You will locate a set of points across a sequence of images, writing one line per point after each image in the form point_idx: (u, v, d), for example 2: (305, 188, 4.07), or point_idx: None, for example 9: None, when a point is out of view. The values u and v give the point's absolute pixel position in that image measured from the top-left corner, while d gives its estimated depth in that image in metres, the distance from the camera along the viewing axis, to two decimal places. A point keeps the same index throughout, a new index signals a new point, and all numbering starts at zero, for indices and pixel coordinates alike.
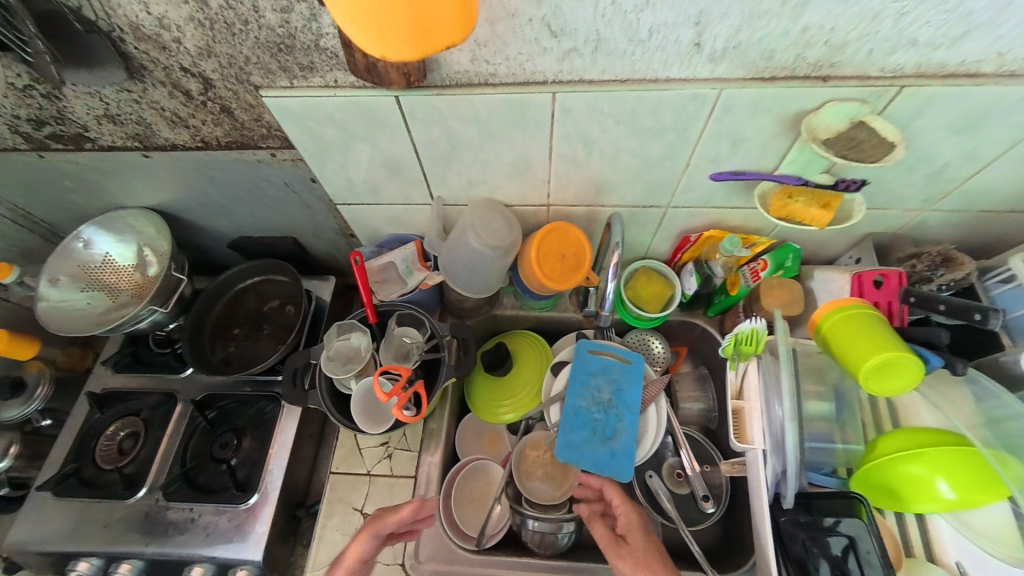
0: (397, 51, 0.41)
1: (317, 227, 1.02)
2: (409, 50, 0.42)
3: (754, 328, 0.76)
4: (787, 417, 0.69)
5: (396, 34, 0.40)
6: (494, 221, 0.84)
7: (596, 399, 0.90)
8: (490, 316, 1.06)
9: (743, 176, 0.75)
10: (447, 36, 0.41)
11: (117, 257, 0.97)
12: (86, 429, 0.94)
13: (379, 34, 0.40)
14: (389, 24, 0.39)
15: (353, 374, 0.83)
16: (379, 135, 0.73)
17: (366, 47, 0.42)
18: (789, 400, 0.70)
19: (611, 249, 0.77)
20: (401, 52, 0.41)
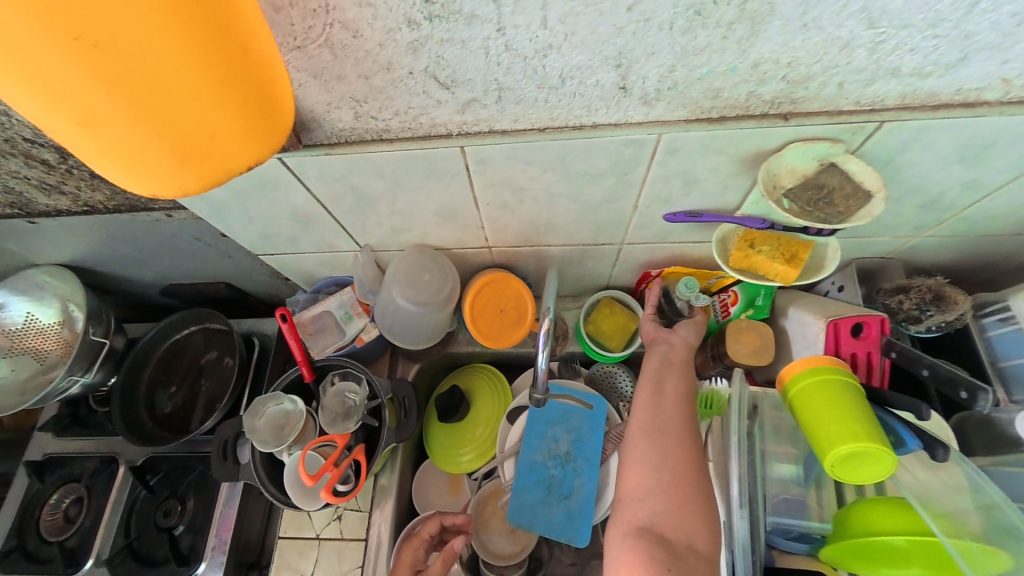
0: (166, 179, 0.32)
1: (248, 272, 0.94)
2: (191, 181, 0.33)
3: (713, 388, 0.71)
4: (735, 503, 0.61)
5: (161, 171, 0.31)
6: (424, 274, 0.76)
7: (552, 452, 0.85)
8: (444, 355, 0.99)
9: (700, 218, 0.65)
10: (241, 157, 0.33)
11: (39, 317, 0.90)
12: (27, 498, 0.91)
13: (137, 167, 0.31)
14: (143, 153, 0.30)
15: (285, 444, 0.77)
16: (275, 193, 0.64)
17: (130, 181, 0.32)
18: (738, 484, 0.62)
19: (542, 314, 0.67)
20: (171, 185, 0.33)
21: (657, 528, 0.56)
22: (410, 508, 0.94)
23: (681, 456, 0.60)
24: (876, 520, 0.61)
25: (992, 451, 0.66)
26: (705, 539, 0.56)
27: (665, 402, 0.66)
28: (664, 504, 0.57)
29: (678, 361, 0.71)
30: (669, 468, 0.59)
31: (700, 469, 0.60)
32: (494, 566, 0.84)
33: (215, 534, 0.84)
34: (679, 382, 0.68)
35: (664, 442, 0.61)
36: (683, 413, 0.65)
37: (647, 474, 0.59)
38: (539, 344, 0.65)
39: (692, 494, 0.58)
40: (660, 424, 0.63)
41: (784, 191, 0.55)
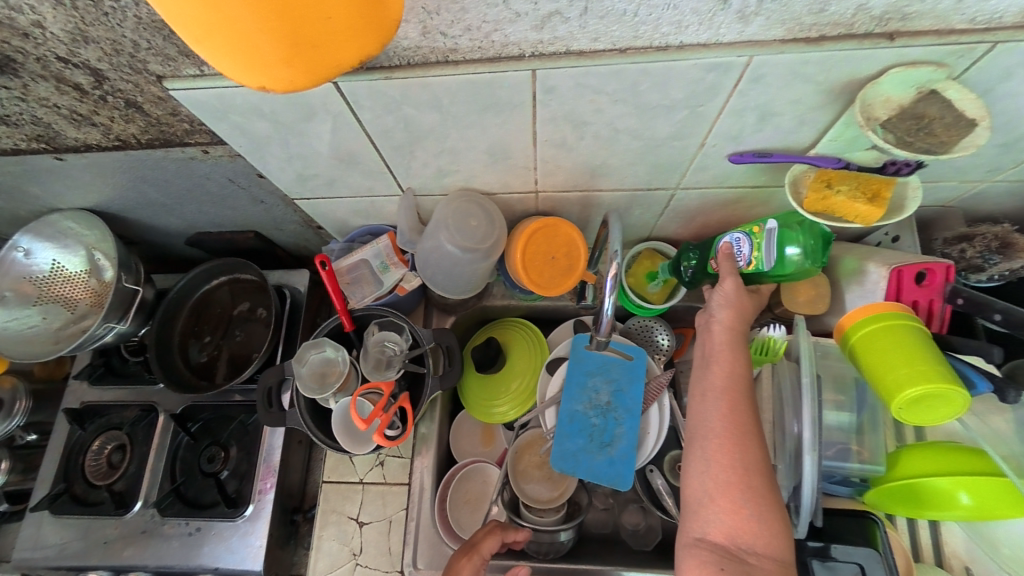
0: (268, 70, 0.32)
1: (277, 221, 0.91)
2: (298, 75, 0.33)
3: (774, 335, 0.70)
4: (804, 447, 0.58)
5: (272, 60, 0.31)
6: (471, 218, 0.72)
7: (593, 402, 0.84)
8: (479, 308, 0.97)
9: (768, 158, 0.62)
10: (348, 53, 0.33)
11: (65, 265, 0.88)
12: (70, 446, 0.92)
13: (238, 54, 0.30)
14: (243, 36, 0.29)
15: (330, 391, 0.76)
16: (324, 125, 0.60)
17: (227, 71, 0.32)
18: (809, 427, 0.58)
19: (608, 258, 0.66)
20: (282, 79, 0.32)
21: (713, 536, 0.53)
22: (447, 457, 0.94)
23: (732, 460, 0.54)
24: (934, 464, 0.61)
25: None
26: (773, 544, 0.51)
27: (705, 403, 0.59)
28: (717, 513, 0.53)
29: (720, 351, 0.62)
30: (716, 477, 0.54)
31: (759, 474, 0.54)
32: (533, 509, 0.81)
33: (261, 479, 0.84)
34: (726, 379, 0.60)
35: (707, 447, 0.56)
36: (728, 412, 0.57)
37: (694, 481, 0.56)
38: (608, 289, 0.67)
39: (752, 502, 0.52)
40: (704, 425, 0.58)
41: (879, 122, 0.51)
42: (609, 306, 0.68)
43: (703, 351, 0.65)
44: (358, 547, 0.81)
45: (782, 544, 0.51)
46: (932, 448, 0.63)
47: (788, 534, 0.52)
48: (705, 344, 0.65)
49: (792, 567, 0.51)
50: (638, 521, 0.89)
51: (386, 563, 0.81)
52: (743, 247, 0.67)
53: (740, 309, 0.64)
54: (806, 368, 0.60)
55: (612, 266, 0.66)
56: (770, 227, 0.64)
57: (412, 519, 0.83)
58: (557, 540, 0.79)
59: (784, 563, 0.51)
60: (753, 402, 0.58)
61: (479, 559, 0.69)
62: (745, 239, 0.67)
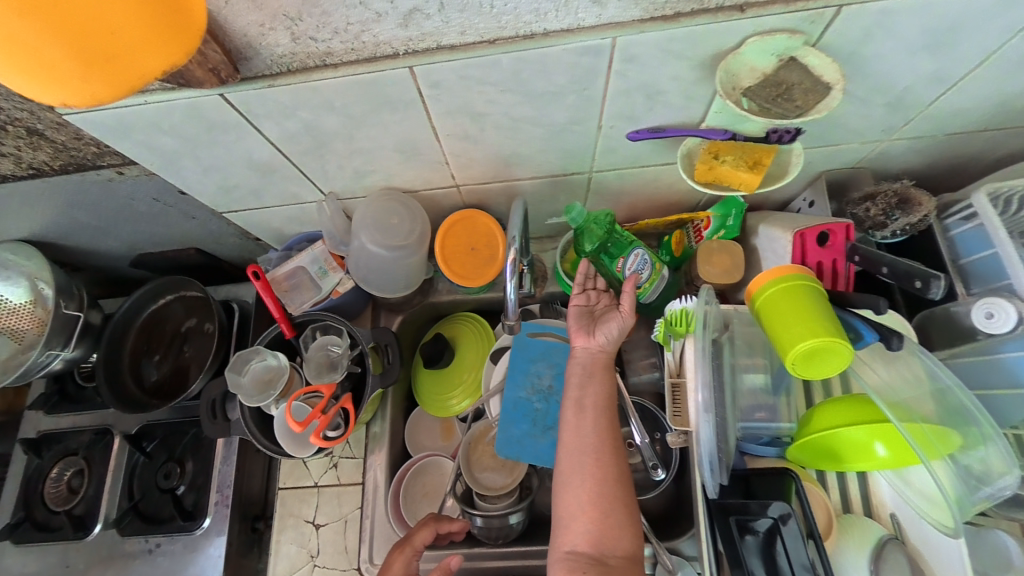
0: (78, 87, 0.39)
1: (216, 235, 0.92)
2: (98, 85, 0.40)
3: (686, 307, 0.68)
4: (700, 409, 0.60)
5: (70, 77, 0.38)
6: (392, 217, 0.74)
7: (536, 387, 0.86)
8: (426, 306, 0.98)
9: (662, 134, 0.64)
10: (147, 63, 0.41)
11: (11, 297, 0.88)
12: (28, 474, 0.92)
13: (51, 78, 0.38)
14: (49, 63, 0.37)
15: (273, 398, 0.78)
16: (227, 137, 0.62)
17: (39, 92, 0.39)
18: (704, 391, 0.60)
19: (509, 244, 0.65)
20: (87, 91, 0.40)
21: (581, 546, 0.61)
22: (405, 453, 0.95)
23: (600, 474, 0.64)
24: (845, 416, 0.63)
25: (951, 344, 0.68)
26: (628, 545, 0.61)
27: (584, 421, 0.68)
28: (586, 523, 0.62)
29: (598, 373, 0.71)
30: (588, 492, 0.63)
31: (619, 483, 0.64)
32: (487, 497, 0.82)
33: (217, 491, 0.85)
34: (601, 398, 0.69)
35: (582, 464, 0.65)
36: (602, 430, 0.67)
37: (568, 497, 0.64)
38: (508, 274, 0.66)
39: (612, 509, 0.62)
40: (579, 445, 0.66)
41: (743, 92, 0.55)
42: (513, 294, 0.67)
43: (581, 365, 0.73)
44: (315, 548, 0.83)
45: (634, 543, 0.62)
46: (845, 403, 0.64)
47: (640, 533, 0.63)
48: (586, 364, 0.73)
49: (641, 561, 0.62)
50: None
51: (343, 561, 0.82)
52: (643, 272, 0.81)
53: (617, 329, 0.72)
54: (700, 335, 0.62)
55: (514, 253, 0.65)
56: (667, 267, 0.80)
57: (368, 517, 0.85)
58: (507, 524, 0.80)
59: (633, 559, 0.61)
60: (614, 420, 0.68)
61: (412, 552, 0.72)
62: (648, 266, 0.81)
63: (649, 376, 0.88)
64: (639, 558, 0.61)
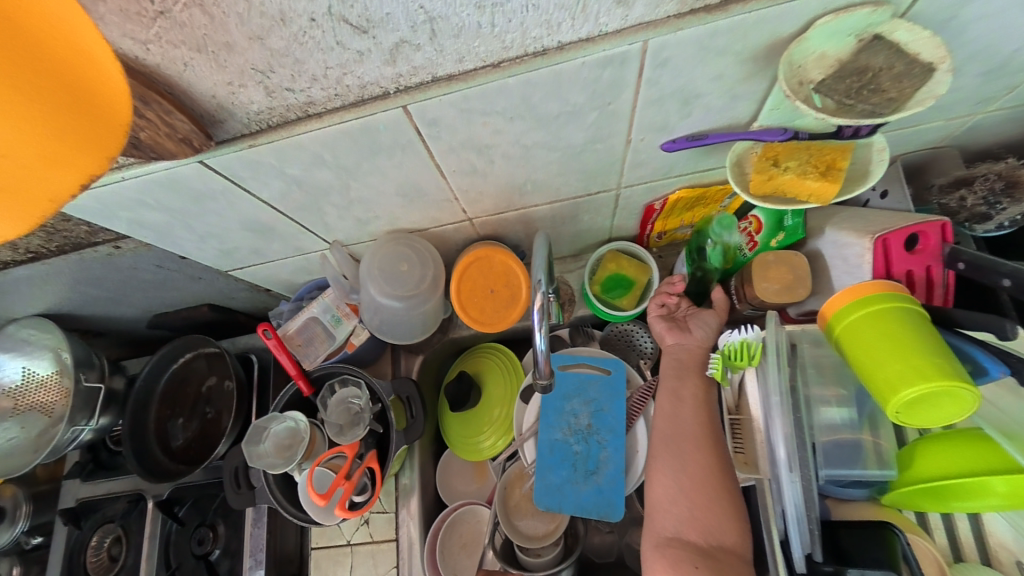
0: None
1: (225, 291, 0.88)
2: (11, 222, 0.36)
3: (745, 339, 0.59)
4: (784, 466, 0.51)
5: None
6: (400, 263, 0.67)
7: (573, 428, 0.76)
8: (447, 342, 0.92)
9: (703, 141, 0.54)
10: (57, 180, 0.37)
11: (36, 369, 0.85)
12: (70, 546, 0.91)
13: None
14: None
15: (296, 462, 0.72)
16: (213, 203, 0.56)
17: None
18: (784, 444, 0.52)
19: (534, 289, 0.56)
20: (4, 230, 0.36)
21: (686, 533, 0.55)
22: (440, 502, 0.88)
23: (697, 465, 0.58)
24: (949, 460, 0.54)
25: None
26: (740, 541, 0.54)
27: (682, 407, 0.63)
28: (685, 514, 0.56)
29: (694, 364, 0.66)
30: (690, 476, 0.57)
31: (720, 472, 0.57)
32: (529, 549, 0.75)
33: (250, 555, 0.80)
34: (701, 386, 0.64)
35: (683, 448, 0.59)
36: (704, 419, 0.61)
37: (664, 484, 0.59)
38: (535, 322, 0.56)
39: (714, 501, 0.55)
40: (673, 433, 0.61)
41: (813, 86, 0.44)
42: (541, 342, 0.56)
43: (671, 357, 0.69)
44: None
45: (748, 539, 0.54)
46: (937, 433, 0.58)
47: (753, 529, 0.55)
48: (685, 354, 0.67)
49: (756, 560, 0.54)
50: None
51: None
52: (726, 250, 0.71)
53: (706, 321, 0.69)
54: (775, 369, 0.54)
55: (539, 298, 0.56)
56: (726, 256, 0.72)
57: None
58: None
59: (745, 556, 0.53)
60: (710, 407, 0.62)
61: None
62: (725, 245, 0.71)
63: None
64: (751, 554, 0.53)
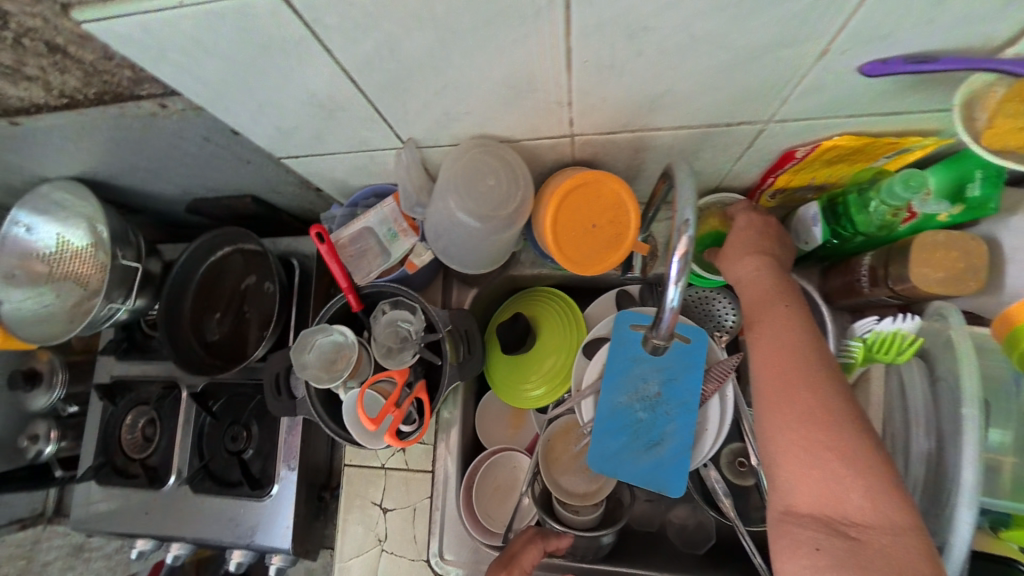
0: None
1: (271, 183, 0.79)
2: None
3: (876, 331, 0.58)
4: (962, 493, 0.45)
5: None
6: (487, 177, 0.56)
7: (639, 394, 0.69)
8: (505, 279, 0.83)
9: (926, 66, 0.41)
10: None
11: (71, 238, 0.81)
12: (105, 420, 0.91)
13: None
14: None
15: (342, 379, 0.67)
16: (283, 60, 0.45)
17: None
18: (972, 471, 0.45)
19: (677, 229, 0.45)
20: None
21: (799, 505, 0.44)
22: (475, 442, 0.84)
23: (819, 414, 0.46)
24: None
25: None
26: (870, 501, 0.41)
27: (763, 351, 0.53)
28: (809, 474, 0.44)
29: (774, 299, 0.56)
30: (790, 431, 0.46)
31: (852, 423, 0.45)
32: (568, 505, 0.70)
33: (285, 461, 0.79)
34: (787, 327, 0.53)
35: (778, 402, 0.49)
36: (791, 358, 0.50)
37: (773, 436, 0.47)
38: (673, 271, 0.45)
39: (851, 458, 0.43)
40: (783, 370, 0.50)
41: None
42: (674, 295, 0.46)
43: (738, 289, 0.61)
44: (383, 533, 0.75)
45: (882, 499, 0.41)
46: None
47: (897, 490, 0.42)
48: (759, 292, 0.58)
49: (911, 527, 0.40)
50: (686, 516, 0.76)
51: (413, 551, 0.74)
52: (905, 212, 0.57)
53: (777, 238, 0.63)
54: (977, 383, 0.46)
55: (682, 242, 0.45)
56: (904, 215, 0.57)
57: (438, 508, 0.74)
58: (597, 543, 0.69)
59: (896, 530, 0.40)
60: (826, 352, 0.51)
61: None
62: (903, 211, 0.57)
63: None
64: (912, 527, 0.40)
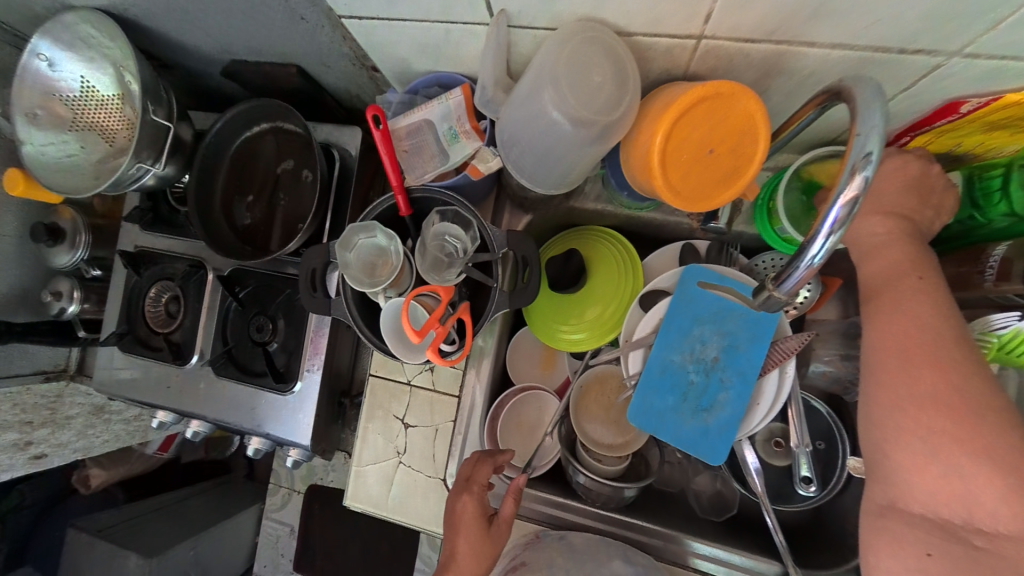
0: None
1: (322, 53, 0.69)
2: None
3: (1016, 329, 0.49)
4: None
5: None
6: (592, 72, 0.47)
7: (695, 355, 0.64)
8: (563, 211, 0.75)
9: None
10: None
11: (96, 84, 0.74)
12: (129, 289, 0.89)
13: None
14: None
15: (382, 287, 0.61)
16: None
17: None
18: None
19: (846, 166, 0.35)
20: None
21: (909, 503, 0.43)
22: (503, 375, 0.81)
23: (952, 406, 0.41)
24: None
25: None
26: (1004, 504, 0.39)
27: (888, 329, 0.46)
28: (933, 470, 0.41)
29: (908, 266, 0.47)
30: (913, 427, 0.42)
31: (991, 421, 0.41)
32: (593, 453, 0.69)
33: (311, 356, 0.78)
34: (921, 300, 0.46)
35: (899, 390, 0.44)
36: (925, 341, 0.44)
37: (885, 426, 0.44)
38: (827, 221, 0.36)
39: (990, 458, 0.40)
40: (912, 354, 0.44)
41: None
42: (817, 253, 0.36)
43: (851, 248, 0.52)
44: (403, 446, 0.74)
45: (1017, 501, 0.39)
46: None
47: None
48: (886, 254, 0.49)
49: None
50: (705, 485, 0.77)
51: (429, 468, 0.73)
52: None
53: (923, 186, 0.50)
54: None
55: (850, 186, 0.35)
56: None
57: (460, 433, 0.73)
58: (617, 493, 0.68)
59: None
60: (965, 329, 0.44)
61: (478, 492, 0.63)
62: None
63: (833, 373, 0.69)
64: None
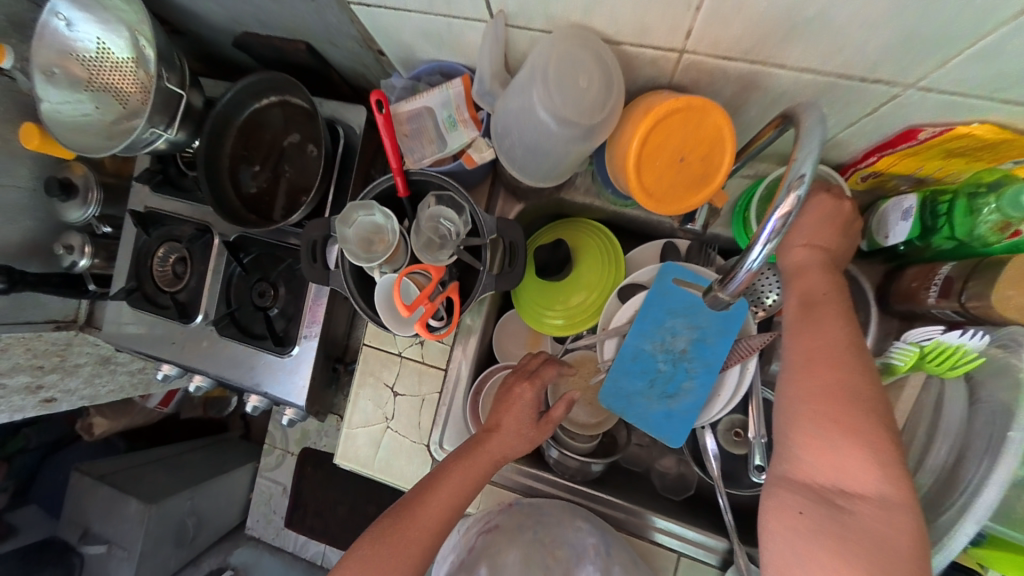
0: None
1: (331, 32, 0.71)
2: None
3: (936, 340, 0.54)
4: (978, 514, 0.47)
5: None
6: (581, 74, 0.49)
7: (666, 345, 0.68)
8: (554, 201, 0.79)
9: None
10: None
11: (111, 47, 0.76)
12: (137, 249, 0.93)
13: None
14: None
15: (377, 263, 0.66)
16: None
17: None
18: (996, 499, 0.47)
19: (786, 184, 0.40)
20: None
21: (798, 474, 0.48)
22: (488, 353, 0.87)
23: (840, 397, 0.47)
24: None
25: None
26: (870, 479, 0.45)
27: (803, 329, 0.52)
28: (816, 446, 0.47)
29: (828, 279, 0.53)
30: (810, 409, 0.48)
31: (875, 412, 0.46)
32: (566, 430, 0.74)
33: (309, 322, 0.84)
34: (836, 307, 0.51)
35: (803, 380, 0.50)
36: (830, 340, 0.50)
37: (788, 408, 0.50)
38: (764, 232, 0.42)
39: (861, 438, 0.45)
40: (819, 351, 0.50)
41: None
42: (755, 258, 0.43)
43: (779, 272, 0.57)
44: (391, 413, 0.80)
45: (880, 477, 0.44)
46: None
47: (900, 472, 0.45)
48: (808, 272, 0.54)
49: (904, 503, 0.44)
50: (670, 466, 0.83)
51: (415, 434, 0.79)
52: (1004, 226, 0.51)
53: (843, 225, 0.55)
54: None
55: (787, 202, 0.41)
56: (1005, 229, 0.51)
57: (444, 404, 0.79)
58: (585, 467, 0.74)
59: (886, 506, 0.44)
60: (862, 338, 0.50)
61: (540, 386, 0.68)
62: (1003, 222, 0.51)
63: None
64: (904, 508, 0.44)
